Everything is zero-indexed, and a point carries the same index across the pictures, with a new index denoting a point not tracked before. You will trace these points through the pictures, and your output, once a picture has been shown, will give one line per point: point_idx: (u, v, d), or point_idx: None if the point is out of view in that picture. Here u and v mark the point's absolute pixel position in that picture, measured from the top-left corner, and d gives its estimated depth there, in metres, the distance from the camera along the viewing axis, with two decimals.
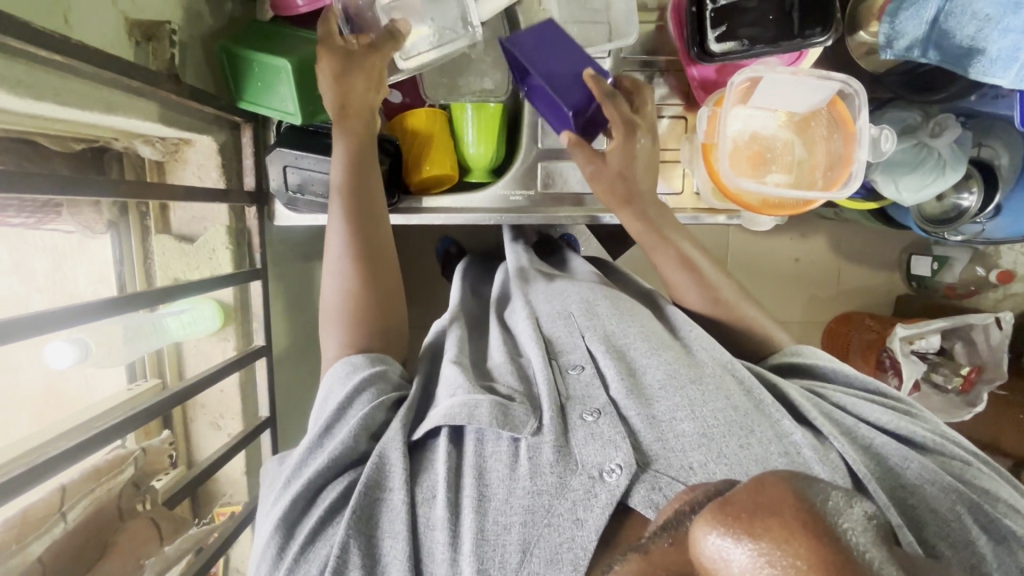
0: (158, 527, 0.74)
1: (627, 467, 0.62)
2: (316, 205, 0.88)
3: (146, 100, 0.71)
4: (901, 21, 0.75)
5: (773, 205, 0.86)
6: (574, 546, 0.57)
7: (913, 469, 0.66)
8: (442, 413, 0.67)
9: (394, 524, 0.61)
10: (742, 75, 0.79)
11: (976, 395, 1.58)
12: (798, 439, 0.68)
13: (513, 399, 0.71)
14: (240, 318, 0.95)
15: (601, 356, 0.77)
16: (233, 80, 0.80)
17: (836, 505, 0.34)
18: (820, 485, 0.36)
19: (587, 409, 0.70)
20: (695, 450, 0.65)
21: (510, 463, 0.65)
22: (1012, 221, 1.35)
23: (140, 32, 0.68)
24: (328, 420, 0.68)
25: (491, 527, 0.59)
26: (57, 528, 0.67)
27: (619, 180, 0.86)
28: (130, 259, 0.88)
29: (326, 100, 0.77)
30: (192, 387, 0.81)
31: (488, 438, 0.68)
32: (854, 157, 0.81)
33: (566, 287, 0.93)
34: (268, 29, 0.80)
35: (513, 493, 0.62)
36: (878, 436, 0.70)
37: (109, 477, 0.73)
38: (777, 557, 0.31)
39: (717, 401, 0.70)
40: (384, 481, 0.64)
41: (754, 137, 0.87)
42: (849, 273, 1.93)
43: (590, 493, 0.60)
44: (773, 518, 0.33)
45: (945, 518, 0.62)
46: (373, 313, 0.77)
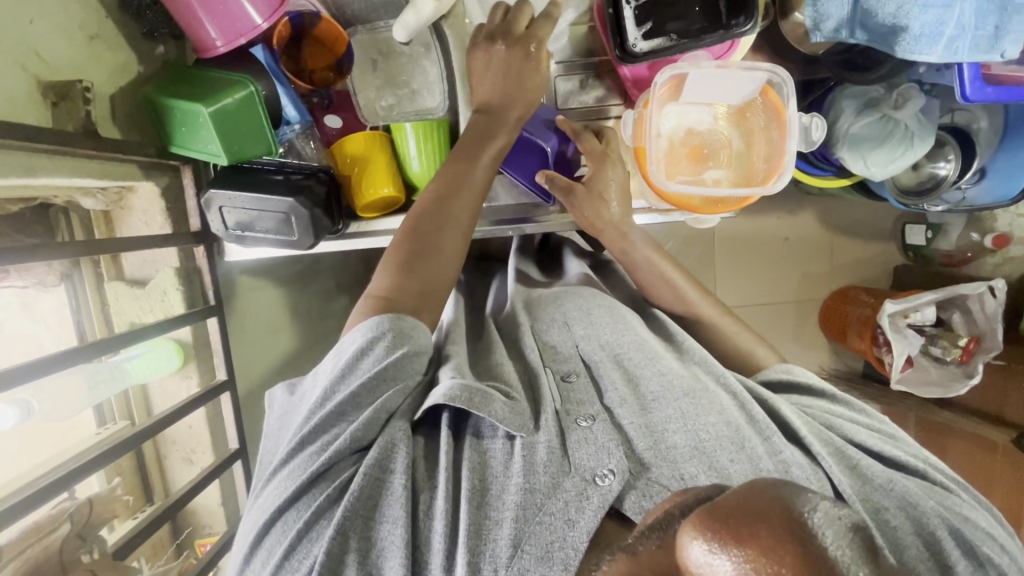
0: None
1: (619, 473, 0.62)
2: (261, 241, 0.89)
3: (69, 157, 0.73)
4: (824, 2, 0.72)
5: (712, 203, 0.84)
6: (565, 545, 0.58)
7: (895, 492, 0.67)
8: (443, 393, 0.68)
9: (393, 509, 0.62)
10: (665, 74, 0.77)
11: (974, 366, 1.52)
12: (788, 456, 0.68)
13: (516, 398, 0.72)
14: (201, 354, 0.97)
15: (598, 365, 0.79)
16: (161, 125, 0.81)
17: (822, 512, 0.33)
18: (806, 493, 0.35)
19: (582, 414, 0.70)
20: (688, 462, 0.66)
21: (507, 460, 0.66)
22: (996, 185, 1.29)
23: (54, 93, 0.69)
24: (355, 391, 0.68)
25: (486, 523, 0.60)
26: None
27: (596, 198, 0.91)
28: (87, 308, 0.91)
29: (485, 90, 0.84)
30: (155, 425, 0.84)
31: (485, 435, 0.70)
32: (786, 148, 0.79)
33: (560, 293, 0.95)
34: (190, 72, 0.81)
35: (508, 490, 0.63)
36: (865, 458, 0.70)
37: (40, 537, 0.74)
38: (763, 565, 0.30)
39: (710, 416, 0.71)
40: (389, 466, 0.65)
41: (689, 134, 0.85)
42: (841, 248, 1.86)
43: (582, 495, 0.61)
44: (760, 526, 0.32)
45: (927, 535, 0.63)
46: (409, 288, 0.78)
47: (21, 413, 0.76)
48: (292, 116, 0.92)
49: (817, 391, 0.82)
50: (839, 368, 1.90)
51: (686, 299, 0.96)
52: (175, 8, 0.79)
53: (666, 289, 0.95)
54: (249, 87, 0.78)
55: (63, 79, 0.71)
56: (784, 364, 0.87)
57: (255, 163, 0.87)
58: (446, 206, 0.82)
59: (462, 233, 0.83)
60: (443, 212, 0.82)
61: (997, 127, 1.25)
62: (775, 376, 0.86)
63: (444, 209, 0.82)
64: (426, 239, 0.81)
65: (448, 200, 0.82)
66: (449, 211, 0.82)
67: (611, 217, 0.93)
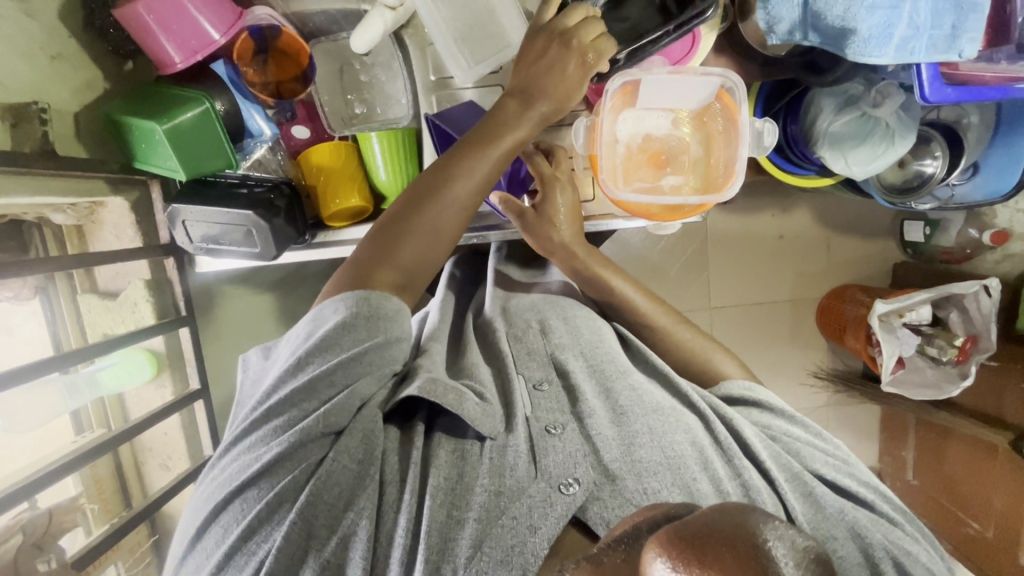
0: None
1: (584, 483, 0.63)
2: (228, 253, 0.91)
3: (28, 176, 0.75)
4: (774, 5, 0.72)
5: (669, 210, 0.83)
6: (525, 551, 0.58)
7: (845, 521, 0.67)
8: (419, 387, 0.68)
9: (359, 501, 0.61)
10: (615, 81, 0.77)
11: (969, 367, 1.48)
12: (750, 474, 0.69)
13: (492, 403, 0.72)
14: (174, 364, 0.99)
15: (573, 376, 0.78)
16: (122, 141, 0.83)
17: (778, 529, 0.36)
18: (768, 514, 0.37)
19: (550, 424, 0.70)
20: (653, 477, 0.66)
21: (476, 462, 0.66)
22: (990, 180, 1.25)
23: (9, 116, 0.71)
24: (330, 369, 0.65)
25: (449, 524, 0.60)
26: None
27: (545, 218, 0.90)
28: (63, 320, 0.94)
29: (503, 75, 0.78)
30: (134, 428, 0.88)
31: (458, 435, 0.69)
32: (739, 154, 0.77)
33: (531, 299, 0.94)
34: (148, 88, 0.83)
35: (474, 491, 0.63)
36: (821, 485, 0.70)
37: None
38: None
39: (677, 433, 0.71)
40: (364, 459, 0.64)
41: (646, 141, 0.84)
42: (837, 246, 1.82)
43: (547, 502, 0.61)
44: (722, 551, 0.34)
45: (872, 564, 0.63)
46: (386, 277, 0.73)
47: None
48: (258, 131, 0.95)
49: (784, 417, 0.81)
50: (837, 368, 1.87)
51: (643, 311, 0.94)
52: (130, 26, 0.80)
53: (630, 295, 0.94)
54: (206, 104, 0.79)
55: (18, 100, 0.72)
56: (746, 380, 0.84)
57: (216, 176, 0.88)
58: (448, 192, 0.75)
59: (457, 222, 0.77)
60: (442, 195, 0.74)
61: (987, 123, 1.21)
62: (736, 391, 0.83)
63: (443, 188, 0.74)
64: (428, 221, 0.75)
65: (456, 182, 0.75)
66: (450, 194, 0.75)
67: (562, 239, 0.91)
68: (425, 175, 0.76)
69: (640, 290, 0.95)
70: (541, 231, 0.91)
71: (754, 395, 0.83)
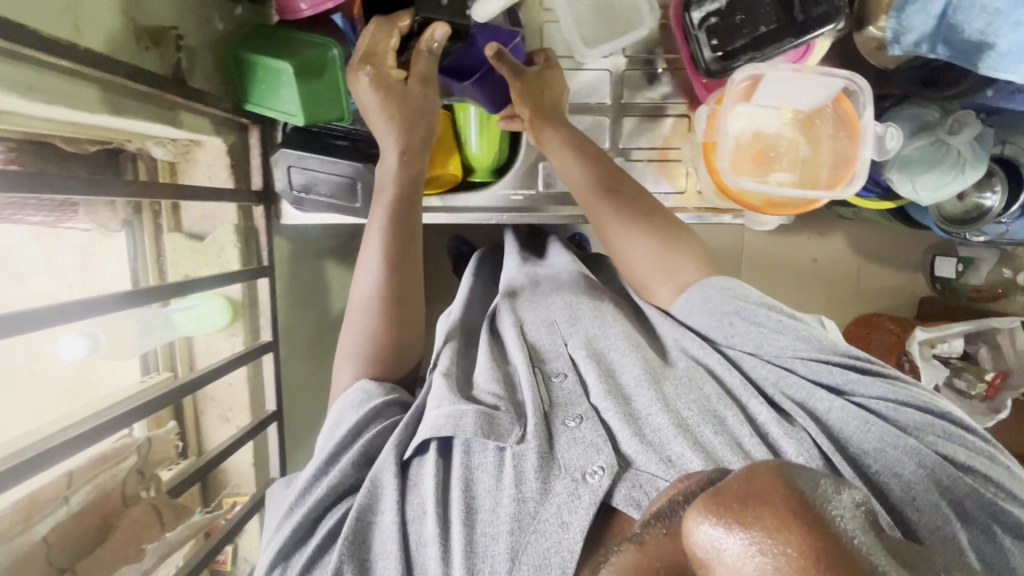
0: (161, 514, 0.73)
1: (609, 467, 0.61)
2: (323, 205, 0.90)
3: (157, 104, 0.73)
4: (908, 15, 0.73)
5: (775, 204, 0.84)
6: (561, 549, 0.56)
7: (872, 432, 0.63)
8: (430, 424, 0.68)
9: (385, 544, 0.62)
10: (741, 72, 0.78)
11: (1000, 402, 1.49)
12: (764, 419, 0.67)
13: (499, 408, 0.70)
14: (249, 313, 0.98)
15: (582, 362, 0.77)
16: (240, 84, 0.84)
17: (826, 492, 0.32)
18: (810, 473, 0.34)
19: (569, 415, 0.69)
20: (673, 440, 0.64)
21: (496, 473, 0.64)
22: None
23: (149, 38, 0.69)
24: (335, 447, 0.70)
25: (480, 538, 0.59)
26: (60, 513, 0.66)
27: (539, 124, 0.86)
28: (144, 257, 0.92)
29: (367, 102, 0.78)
30: (201, 379, 0.78)
31: (474, 449, 0.67)
32: (859, 155, 0.79)
33: (549, 295, 0.92)
34: (271, 31, 0.82)
35: (499, 503, 0.61)
36: (837, 403, 0.67)
37: (113, 463, 0.73)
38: (769, 547, 0.29)
39: (688, 394, 0.70)
40: (375, 507, 0.65)
41: (757, 136, 0.86)
42: (868, 274, 1.84)
43: (574, 495, 0.59)
44: (764, 507, 0.30)
45: (907, 483, 0.60)
46: (391, 326, 0.80)
47: None
48: None
49: (795, 321, 0.75)
50: None
51: (672, 275, 0.81)
52: None
53: None
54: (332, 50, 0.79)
55: (158, 22, 0.71)
56: (726, 280, 0.77)
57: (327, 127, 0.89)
58: (407, 242, 0.82)
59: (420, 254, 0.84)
60: (406, 244, 0.82)
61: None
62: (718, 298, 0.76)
63: (404, 239, 0.82)
64: (403, 274, 0.81)
65: (413, 227, 0.82)
66: (409, 245, 0.82)
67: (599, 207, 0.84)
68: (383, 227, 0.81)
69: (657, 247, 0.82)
70: (545, 146, 0.86)
71: (732, 297, 0.76)
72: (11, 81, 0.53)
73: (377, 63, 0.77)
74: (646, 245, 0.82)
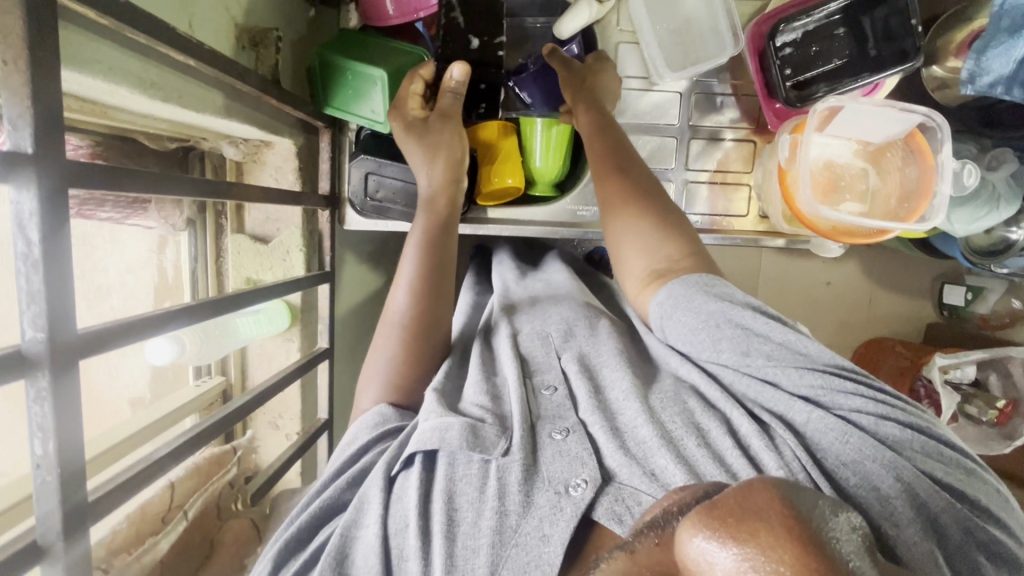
0: (256, 527, 0.76)
1: (592, 480, 0.55)
2: (392, 212, 0.89)
3: (249, 104, 0.72)
4: (988, 57, 0.76)
5: (844, 232, 0.86)
6: (540, 563, 0.50)
7: (851, 444, 0.54)
8: (415, 438, 0.61)
9: (365, 558, 0.54)
10: (825, 102, 0.80)
11: (1013, 429, 1.47)
12: (746, 432, 0.59)
13: (484, 420, 0.64)
14: (306, 319, 0.96)
15: (575, 376, 0.70)
16: (319, 85, 0.83)
17: (824, 513, 0.30)
18: (808, 492, 0.32)
19: (557, 427, 0.63)
20: (657, 454, 0.57)
21: (478, 485, 0.57)
22: None
23: (248, 38, 0.69)
24: (336, 470, 0.64)
25: (460, 553, 0.52)
26: (181, 527, 0.69)
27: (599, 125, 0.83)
28: (205, 257, 0.90)
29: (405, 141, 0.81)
30: (255, 399, 0.70)
31: (459, 461, 0.60)
32: (937, 190, 0.82)
33: (550, 308, 0.87)
34: (350, 37, 0.83)
35: (480, 515, 0.54)
36: (813, 416, 0.58)
37: (214, 480, 0.77)
38: (762, 563, 0.27)
39: (675, 406, 0.63)
40: (360, 520, 0.58)
41: (828, 165, 0.87)
42: (880, 299, 1.83)
43: (556, 508, 0.53)
44: (760, 523, 0.28)
45: (884, 497, 0.51)
46: (419, 337, 0.76)
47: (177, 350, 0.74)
48: None
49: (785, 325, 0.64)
50: None
51: (658, 263, 0.71)
52: None
53: None
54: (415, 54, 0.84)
55: (256, 23, 0.70)
56: (712, 277, 0.66)
57: None
58: (440, 276, 0.79)
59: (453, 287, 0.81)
60: (439, 281, 0.78)
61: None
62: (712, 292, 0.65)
63: (438, 274, 0.79)
64: (435, 304, 0.77)
65: (445, 260, 0.80)
66: (443, 282, 0.79)
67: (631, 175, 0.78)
68: (416, 262, 0.78)
69: (642, 234, 0.73)
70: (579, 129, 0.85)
71: (717, 293, 0.65)
72: (137, 76, 0.52)
73: (399, 103, 0.80)
74: (635, 234, 0.74)
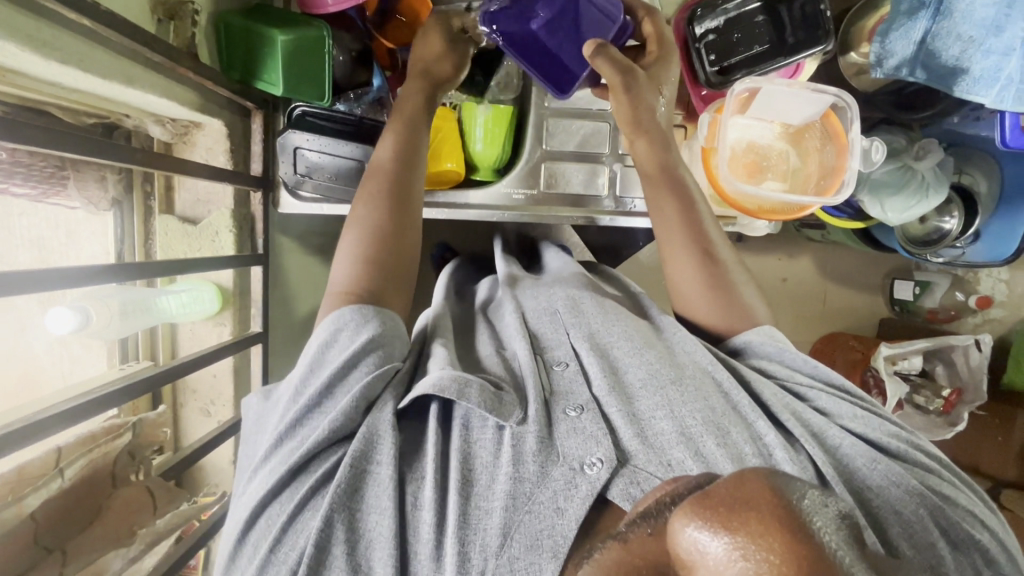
0: (153, 495, 0.74)
1: (608, 461, 0.57)
2: (324, 190, 0.89)
3: (167, 77, 0.72)
4: (891, 40, 0.80)
5: (768, 211, 0.88)
6: (554, 533, 0.52)
7: (879, 471, 0.59)
8: (432, 382, 0.62)
9: (381, 499, 0.57)
10: (741, 85, 0.82)
11: (957, 415, 1.49)
12: (771, 440, 0.62)
13: (501, 387, 0.65)
14: (239, 303, 0.95)
15: (586, 354, 0.71)
16: (224, 52, 0.81)
17: (812, 504, 0.32)
18: (797, 483, 0.34)
19: (570, 404, 0.64)
20: (675, 447, 0.59)
21: (494, 452, 0.60)
22: (991, 245, 1.28)
23: (163, 11, 0.69)
24: (328, 379, 0.63)
25: (473, 512, 0.55)
26: (56, 484, 0.68)
27: (647, 87, 0.81)
28: (132, 238, 0.89)
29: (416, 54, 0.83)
30: (182, 367, 0.74)
31: (473, 425, 0.63)
32: (847, 166, 0.85)
33: (552, 285, 0.87)
34: (267, 9, 0.82)
35: (496, 480, 0.57)
36: (846, 438, 0.62)
37: (104, 442, 0.75)
38: (753, 551, 0.29)
39: (696, 401, 0.64)
40: (372, 456, 0.59)
41: (751, 146, 0.90)
42: (834, 296, 1.79)
43: (570, 484, 0.56)
44: (751, 513, 0.31)
45: (907, 521, 0.55)
46: (383, 257, 0.74)
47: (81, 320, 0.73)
48: (379, 84, 0.92)
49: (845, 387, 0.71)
50: None
51: (703, 295, 0.80)
52: None
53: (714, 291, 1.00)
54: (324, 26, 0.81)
55: None
56: (768, 328, 0.76)
57: (331, 115, 0.87)
58: (400, 238, 0.76)
59: (416, 259, 0.79)
60: (398, 240, 0.76)
61: (994, 193, 1.26)
62: (759, 340, 0.75)
63: (400, 228, 0.76)
64: (394, 264, 0.75)
65: (405, 219, 0.77)
66: (408, 237, 0.77)
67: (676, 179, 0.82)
68: (377, 200, 0.76)
69: (703, 268, 0.80)
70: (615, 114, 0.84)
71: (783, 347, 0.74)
72: (30, 35, 0.52)
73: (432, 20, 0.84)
74: (695, 268, 0.80)
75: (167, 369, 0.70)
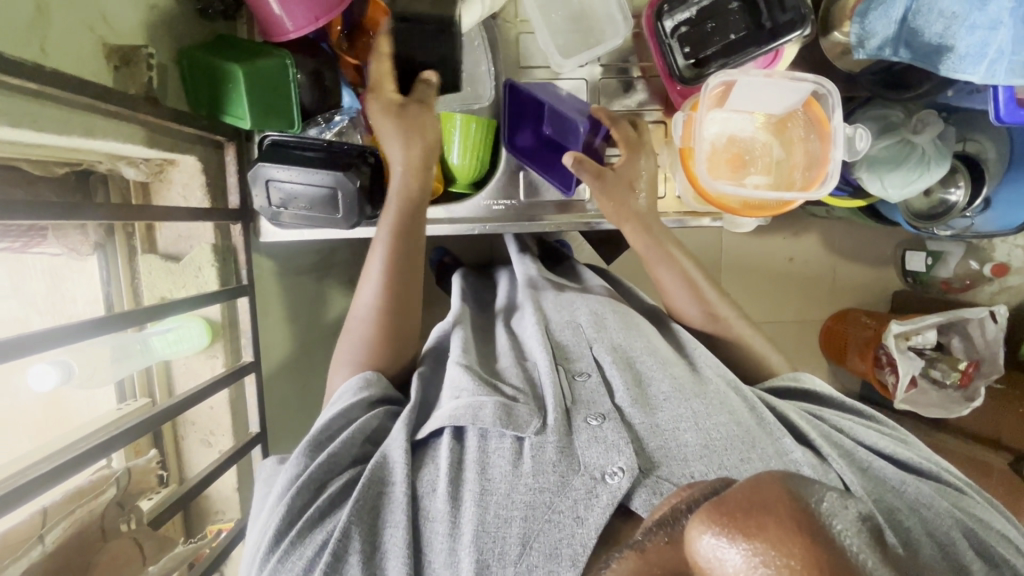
0: (142, 547, 0.75)
1: (630, 470, 0.56)
2: (301, 218, 0.88)
3: (129, 124, 0.72)
4: (870, 20, 0.78)
5: (753, 207, 0.85)
6: (573, 542, 0.52)
7: (908, 492, 0.59)
8: (447, 414, 0.63)
9: (394, 514, 0.57)
10: (718, 77, 0.79)
11: (974, 390, 1.42)
12: (799, 457, 0.61)
13: (517, 399, 0.66)
14: (228, 334, 0.96)
15: (608, 365, 0.70)
16: (186, 87, 0.80)
17: (832, 506, 0.30)
18: (815, 484, 0.31)
19: (592, 413, 0.64)
20: (696, 461, 0.58)
21: (512, 460, 0.60)
22: (1002, 214, 1.21)
23: (118, 57, 0.69)
24: (326, 422, 0.66)
25: (491, 520, 0.54)
26: (35, 552, 0.67)
27: (623, 186, 0.84)
28: (118, 279, 0.91)
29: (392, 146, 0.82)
30: (179, 404, 0.76)
31: (491, 436, 0.62)
32: (831, 156, 0.82)
33: (575, 299, 0.85)
34: (230, 40, 0.82)
35: (514, 489, 0.56)
36: (877, 459, 0.63)
37: (91, 498, 0.75)
38: (773, 557, 0.27)
39: (720, 414, 0.64)
40: (387, 477, 0.61)
41: (732, 140, 0.87)
42: (845, 272, 1.74)
43: (591, 494, 0.55)
44: (769, 517, 0.28)
45: (942, 542, 0.54)
46: (388, 333, 0.79)
47: (61, 374, 0.77)
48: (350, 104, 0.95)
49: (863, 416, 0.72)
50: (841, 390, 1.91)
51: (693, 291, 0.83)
52: None
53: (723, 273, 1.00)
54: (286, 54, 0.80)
55: (127, 42, 0.70)
56: (794, 371, 0.78)
57: (301, 140, 0.85)
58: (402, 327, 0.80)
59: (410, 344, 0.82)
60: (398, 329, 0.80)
61: (1002, 158, 1.17)
62: (782, 384, 0.77)
63: (393, 340, 0.79)
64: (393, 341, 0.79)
65: (406, 307, 0.81)
66: (400, 348, 0.80)
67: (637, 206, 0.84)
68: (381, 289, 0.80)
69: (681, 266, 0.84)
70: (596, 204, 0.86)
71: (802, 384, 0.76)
72: None
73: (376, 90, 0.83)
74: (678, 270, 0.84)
75: (157, 410, 0.71)
